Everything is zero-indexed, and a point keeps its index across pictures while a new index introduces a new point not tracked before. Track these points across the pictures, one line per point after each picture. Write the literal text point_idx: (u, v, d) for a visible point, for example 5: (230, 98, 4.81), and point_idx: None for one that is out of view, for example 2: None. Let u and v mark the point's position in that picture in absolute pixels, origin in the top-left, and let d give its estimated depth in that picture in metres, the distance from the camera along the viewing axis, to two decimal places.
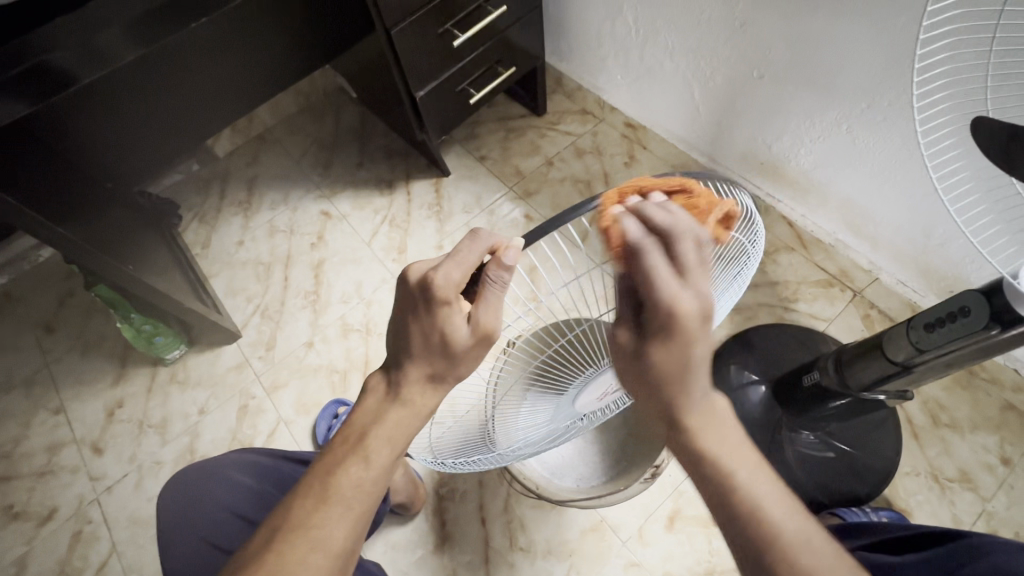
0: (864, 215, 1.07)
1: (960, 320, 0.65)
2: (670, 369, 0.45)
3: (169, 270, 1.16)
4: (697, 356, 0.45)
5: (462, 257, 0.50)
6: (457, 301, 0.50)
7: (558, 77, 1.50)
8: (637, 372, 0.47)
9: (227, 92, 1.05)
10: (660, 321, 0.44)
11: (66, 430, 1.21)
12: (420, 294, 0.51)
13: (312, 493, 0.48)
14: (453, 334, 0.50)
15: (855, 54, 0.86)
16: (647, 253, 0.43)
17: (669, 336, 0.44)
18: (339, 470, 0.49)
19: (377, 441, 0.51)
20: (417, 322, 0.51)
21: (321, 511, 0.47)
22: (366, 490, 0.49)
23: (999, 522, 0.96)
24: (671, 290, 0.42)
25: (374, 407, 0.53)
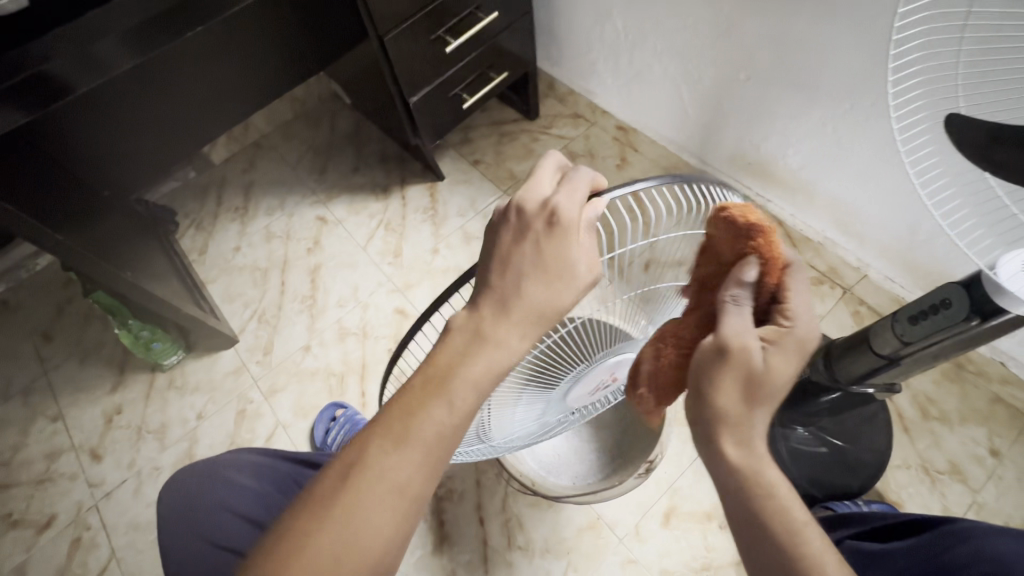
0: (851, 213, 1.09)
1: (941, 312, 0.67)
2: (778, 385, 0.46)
3: (166, 277, 1.17)
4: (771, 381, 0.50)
5: (579, 189, 0.46)
6: (575, 239, 0.46)
7: (550, 81, 1.52)
8: (751, 388, 0.45)
9: (222, 99, 1.06)
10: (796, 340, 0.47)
11: (64, 437, 1.22)
12: (540, 216, 0.47)
13: (364, 473, 0.44)
14: (571, 265, 0.47)
15: (837, 56, 0.88)
16: (797, 272, 0.49)
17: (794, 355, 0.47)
18: (394, 452, 0.45)
19: (440, 416, 0.46)
20: (527, 253, 0.47)
21: (371, 491, 0.43)
22: (419, 475, 0.45)
23: (989, 513, 0.98)
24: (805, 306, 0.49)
25: (460, 347, 0.48)
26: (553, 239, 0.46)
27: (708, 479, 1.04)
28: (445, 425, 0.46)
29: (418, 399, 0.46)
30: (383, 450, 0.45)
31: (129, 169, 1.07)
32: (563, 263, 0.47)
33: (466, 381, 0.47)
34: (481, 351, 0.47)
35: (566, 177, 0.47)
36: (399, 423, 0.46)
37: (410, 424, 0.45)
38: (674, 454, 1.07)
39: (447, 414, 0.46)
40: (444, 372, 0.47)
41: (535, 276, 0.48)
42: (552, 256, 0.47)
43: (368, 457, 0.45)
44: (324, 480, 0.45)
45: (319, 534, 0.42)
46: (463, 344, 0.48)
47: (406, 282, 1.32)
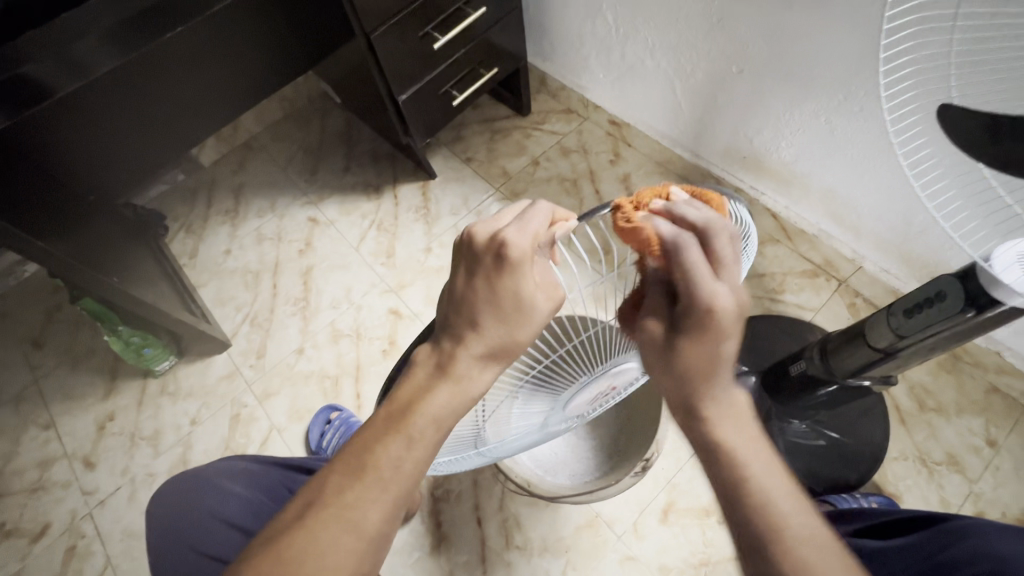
0: (845, 206, 1.08)
1: (937, 305, 0.66)
2: (699, 364, 0.46)
3: (155, 282, 1.15)
4: (728, 348, 0.46)
5: (532, 219, 0.50)
6: (527, 266, 0.49)
7: (542, 77, 1.50)
8: (670, 368, 0.47)
9: (207, 100, 1.04)
10: (700, 316, 0.45)
11: (56, 445, 1.21)
12: (488, 251, 0.49)
13: (325, 509, 0.43)
14: (525, 299, 0.49)
15: (830, 49, 0.87)
16: (687, 246, 0.45)
17: (703, 332, 0.45)
18: (354, 487, 0.44)
19: (399, 452, 0.46)
20: (481, 282, 0.50)
21: (326, 528, 0.42)
22: (378, 513, 0.44)
23: (986, 504, 0.98)
24: (708, 279, 0.45)
25: (423, 381, 0.50)
26: (502, 273, 0.49)
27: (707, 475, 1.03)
28: (405, 462, 0.46)
29: (383, 431, 0.47)
30: (345, 485, 0.44)
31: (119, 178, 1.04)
32: (515, 294, 0.49)
33: (426, 414, 0.48)
34: (444, 383, 0.49)
35: (523, 214, 0.51)
36: (363, 459, 0.46)
37: (377, 461, 0.45)
38: (671, 451, 1.06)
39: (410, 448, 0.46)
40: (408, 404, 0.49)
41: (489, 308, 0.50)
42: (503, 291, 0.49)
43: (328, 494, 0.44)
44: (288, 515, 0.44)
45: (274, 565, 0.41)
46: (427, 377, 0.50)
47: (399, 282, 1.31)
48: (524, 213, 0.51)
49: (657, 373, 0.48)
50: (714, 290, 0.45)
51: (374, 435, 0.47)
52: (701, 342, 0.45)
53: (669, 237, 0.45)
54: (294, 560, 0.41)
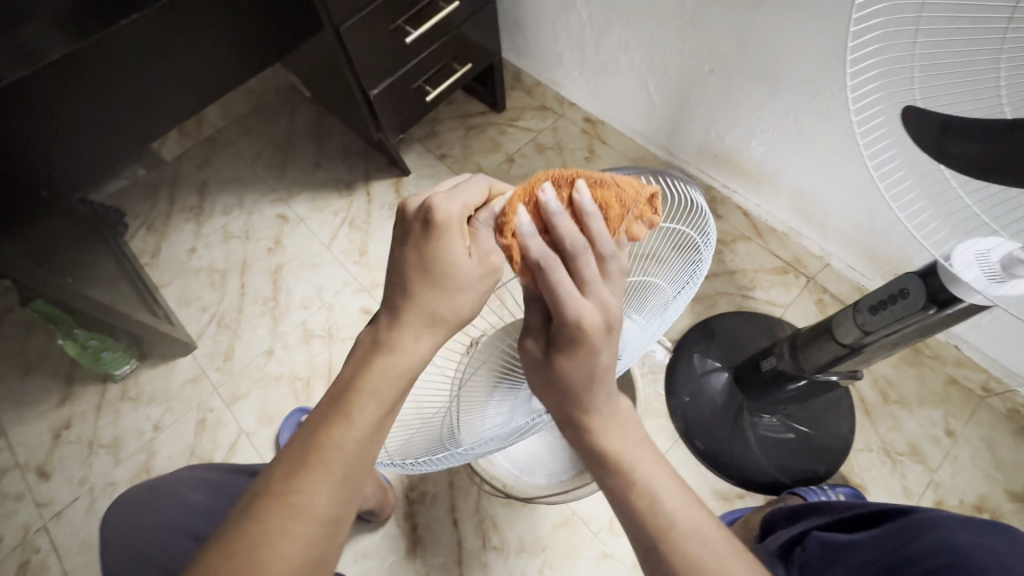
0: (814, 204, 1.11)
1: (900, 302, 0.68)
2: (577, 377, 0.48)
3: (113, 282, 1.10)
4: (603, 363, 0.48)
5: (463, 191, 0.50)
6: (455, 232, 0.49)
7: (516, 73, 1.49)
8: (547, 382, 0.50)
9: (169, 94, 1.00)
10: (568, 334, 0.46)
11: (7, 455, 1.15)
12: (416, 217, 0.49)
13: (271, 499, 0.42)
14: (453, 262, 0.48)
15: (800, 48, 0.88)
16: (551, 266, 0.45)
17: (574, 350, 0.47)
18: (299, 474, 0.43)
19: (342, 433, 0.44)
20: (411, 249, 0.49)
21: (274, 519, 0.41)
22: (327, 498, 0.42)
23: (946, 492, 1.02)
24: (574, 298, 0.45)
25: (360, 356, 0.49)
26: (430, 237, 0.48)
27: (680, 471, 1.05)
28: (349, 442, 0.44)
29: (326, 416, 0.45)
30: (291, 472, 0.43)
31: (79, 173, 1.00)
32: (442, 258, 0.48)
33: (368, 392, 0.46)
34: (398, 373, 0.47)
35: (458, 186, 0.51)
36: (309, 444, 0.44)
37: (322, 444, 0.44)
38: None
39: (353, 427, 0.45)
40: (347, 384, 0.47)
41: (419, 274, 0.49)
42: (432, 256, 0.48)
43: (273, 484, 0.43)
44: (235, 512, 0.42)
45: (222, 563, 0.39)
46: (366, 352, 0.49)
47: (372, 281, 1.28)
48: (459, 185, 0.51)
49: (540, 389, 0.51)
50: (579, 306, 0.45)
51: (318, 419, 0.46)
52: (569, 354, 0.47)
53: (534, 255, 0.45)
54: (248, 555, 0.39)
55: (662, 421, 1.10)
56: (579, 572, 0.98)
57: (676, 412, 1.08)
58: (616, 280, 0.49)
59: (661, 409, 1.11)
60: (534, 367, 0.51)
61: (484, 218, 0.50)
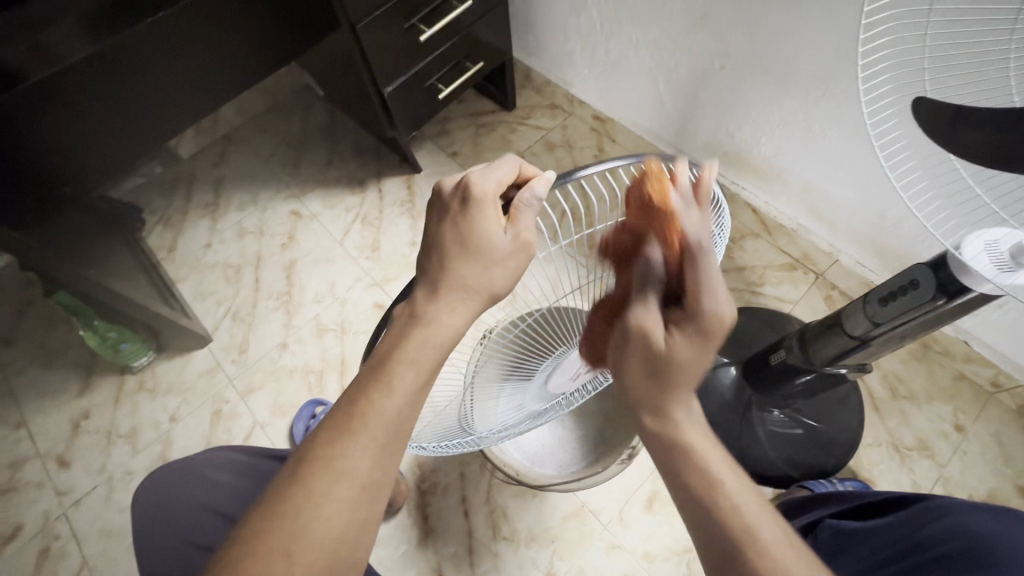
0: (823, 201, 1.12)
1: (910, 293, 0.69)
2: (692, 364, 0.47)
3: (133, 276, 1.13)
4: (714, 353, 0.48)
5: (496, 170, 0.53)
6: (490, 208, 0.51)
7: (527, 72, 1.50)
8: (651, 361, 0.47)
9: (188, 91, 1.02)
10: (704, 318, 0.47)
11: (29, 445, 1.17)
12: (453, 196, 0.52)
13: (313, 464, 0.43)
14: (487, 236, 0.50)
15: (809, 46, 0.89)
16: (707, 252, 0.47)
17: (703, 337, 0.47)
18: (339, 440, 0.44)
19: (383, 401, 0.46)
20: (449, 225, 0.51)
21: (317, 482, 0.43)
22: (367, 463, 0.44)
23: (955, 486, 1.02)
24: (715, 286, 0.47)
25: (397, 330, 0.50)
26: (467, 212, 0.51)
27: None
28: (388, 410, 0.46)
29: (365, 383, 0.47)
30: (332, 438, 0.44)
31: (98, 167, 1.01)
32: (478, 232, 0.51)
33: (406, 362, 0.48)
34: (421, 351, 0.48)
35: (491, 166, 0.54)
36: (349, 412, 0.46)
37: (363, 411, 0.45)
38: None
39: (392, 395, 0.46)
40: (385, 354, 0.48)
41: (456, 249, 0.51)
42: (468, 230, 0.51)
43: (316, 449, 0.44)
44: (279, 477, 0.44)
45: (269, 523, 0.41)
46: (402, 326, 0.50)
47: (385, 277, 1.30)
48: (493, 165, 0.54)
49: (642, 367, 0.47)
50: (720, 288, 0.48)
51: (356, 388, 0.47)
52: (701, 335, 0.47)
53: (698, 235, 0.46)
54: (294, 515, 0.41)
55: None
56: (589, 563, 0.99)
57: None
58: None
59: None
60: (643, 354, 0.47)
61: (524, 195, 0.52)
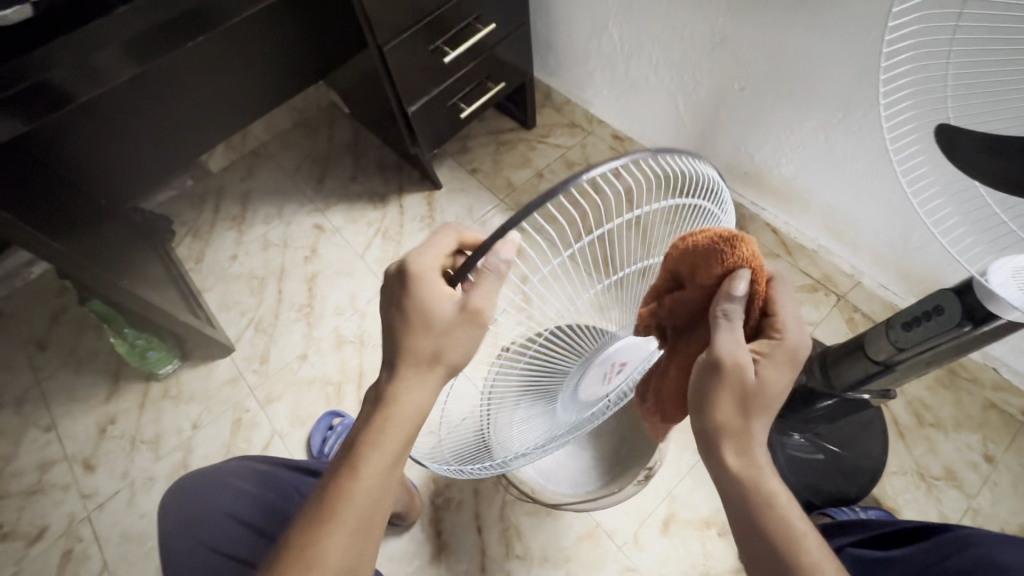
0: (845, 222, 1.10)
1: (935, 318, 0.67)
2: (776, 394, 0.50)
3: (163, 285, 1.16)
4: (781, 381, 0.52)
5: (433, 245, 0.50)
6: (432, 283, 0.48)
7: (547, 91, 1.53)
8: (747, 395, 0.48)
9: (217, 106, 1.07)
10: (786, 347, 0.49)
11: (57, 447, 1.20)
12: (396, 277, 0.51)
13: (289, 553, 0.49)
14: (436, 312, 0.48)
15: (831, 67, 0.89)
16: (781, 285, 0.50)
17: (784, 368, 0.49)
18: (314, 528, 0.50)
19: (348, 488, 0.51)
20: (398, 306, 0.51)
21: (293, 571, 0.48)
22: (343, 548, 0.50)
23: (985, 518, 0.99)
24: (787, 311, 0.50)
25: (364, 417, 0.54)
26: (412, 290, 0.49)
27: (707, 487, 1.04)
28: (358, 498, 0.51)
29: (335, 474, 0.52)
30: (307, 528, 0.50)
31: (116, 178, 1.06)
32: (423, 308, 0.49)
33: (374, 448, 0.53)
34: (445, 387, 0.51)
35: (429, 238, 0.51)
36: (324, 502, 0.51)
37: (335, 501, 0.51)
38: (672, 461, 1.07)
39: (360, 485, 0.52)
40: (351, 444, 0.53)
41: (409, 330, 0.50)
42: (414, 308, 0.49)
43: (294, 540, 0.50)
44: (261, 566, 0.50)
45: None
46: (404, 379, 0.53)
47: None
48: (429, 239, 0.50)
49: (736, 411, 0.49)
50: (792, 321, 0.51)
51: (332, 477, 0.53)
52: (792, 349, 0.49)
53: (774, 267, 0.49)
54: None
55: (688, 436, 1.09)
56: None
57: None
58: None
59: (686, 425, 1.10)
60: (741, 391, 0.48)
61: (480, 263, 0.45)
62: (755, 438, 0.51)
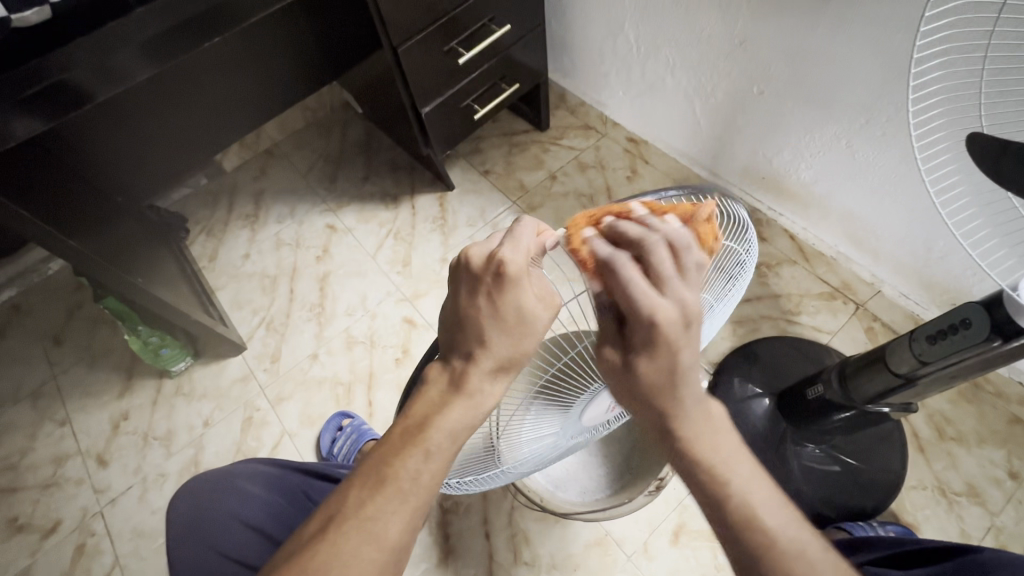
0: (865, 229, 1.08)
1: (961, 331, 0.65)
2: (663, 376, 0.46)
3: (177, 283, 1.16)
4: (685, 361, 0.46)
5: (522, 238, 0.51)
6: (524, 281, 0.50)
7: (561, 92, 1.52)
8: (628, 387, 0.48)
9: (234, 107, 1.08)
10: (644, 331, 0.45)
11: (71, 442, 1.22)
12: (485, 270, 0.51)
13: (345, 523, 0.45)
14: (527, 308, 0.51)
15: (854, 71, 0.87)
16: (619, 266, 0.44)
17: (652, 353, 0.45)
18: (374, 500, 0.46)
19: (417, 465, 0.47)
20: (484, 301, 0.51)
21: (349, 542, 0.44)
22: (397, 526, 0.45)
23: (1009, 538, 0.95)
24: (634, 293, 0.44)
25: (437, 398, 0.51)
26: (502, 289, 0.50)
27: None
28: (422, 474, 0.47)
29: (401, 445, 0.49)
30: (365, 498, 0.46)
31: (136, 173, 1.06)
32: (514, 304, 0.50)
33: (438, 427, 0.50)
34: (459, 398, 0.51)
35: (511, 231, 0.52)
36: (378, 475, 0.47)
37: (389, 475, 0.47)
38: None
39: (426, 461, 0.48)
40: (422, 420, 0.50)
41: (494, 325, 0.51)
42: (504, 307, 0.50)
43: (347, 511, 0.45)
44: (298, 539, 0.45)
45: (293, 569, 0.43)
46: (441, 396, 0.51)
47: (415, 291, 1.32)
48: (512, 232, 0.52)
49: (626, 395, 0.49)
50: (655, 301, 0.44)
51: (389, 449, 0.49)
52: (655, 327, 0.44)
53: (603, 253, 0.45)
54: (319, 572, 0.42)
55: None
56: None
57: None
58: (695, 281, 0.46)
59: None
60: (619, 378, 0.48)
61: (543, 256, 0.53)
62: (676, 413, 0.47)
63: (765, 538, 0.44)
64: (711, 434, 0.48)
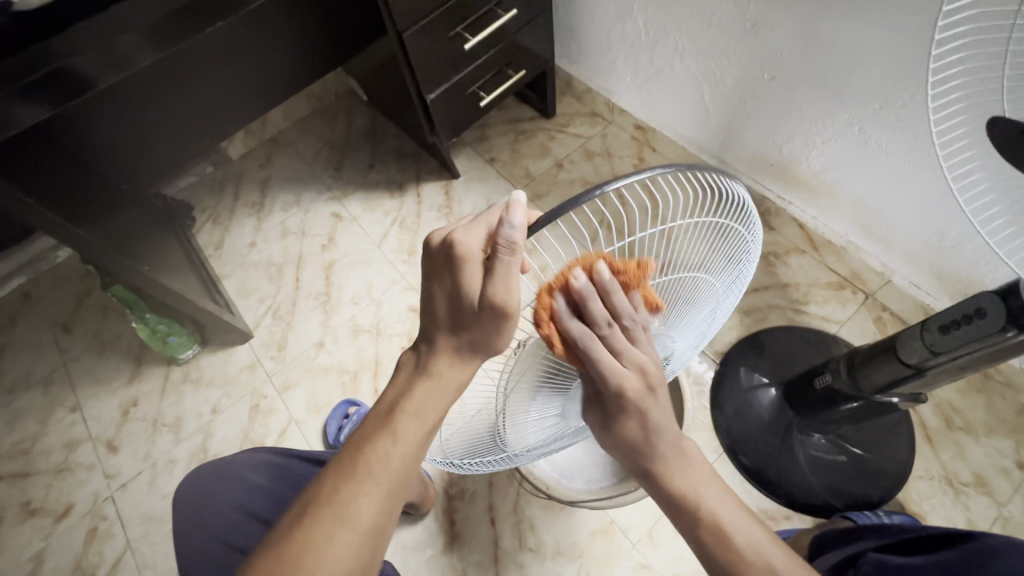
0: (876, 216, 1.06)
1: (975, 322, 0.64)
2: (635, 435, 0.56)
3: (183, 271, 1.16)
4: (653, 419, 0.55)
5: (483, 223, 0.50)
6: (475, 268, 0.49)
7: (568, 79, 1.50)
8: (605, 439, 0.58)
9: (239, 93, 1.07)
10: (615, 399, 0.53)
11: (82, 428, 1.23)
12: (440, 252, 0.51)
13: (320, 508, 0.46)
14: (470, 296, 0.50)
15: (868, 54, 0.86)
16: (590, 348, 0.50)
17: (623, 413, 0.54)
18: (348, 484, 0.47)
19: (387, 447, 0.49)
20: (438, 283, 0.52)
21: (323, 526, 0.45)
22: (371, 508, 0.47)
23: (1015, 528, 0.95)
24: (608, 369, 0.51)
25: (404, 381, 0.54)
26: (452, 273, 0.50)
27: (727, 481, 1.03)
28: (393, 456, 0.49)
29: (373, 432, 0.51)
30: (340, 483, 0.48)
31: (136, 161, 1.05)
32: (459, 292, 0.50)
33: (413, 414, 0.51)
34: (423, 381, 0.53)
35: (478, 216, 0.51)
36: (354, 461, 0.49)
37: (368, 458, 0.49)
38: None
39: (397, 442, 0.50)
40: (401, 406, 0.52)
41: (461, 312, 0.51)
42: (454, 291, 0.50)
43: (323, 495, 0.47)
44: (281, 526, 0.47)
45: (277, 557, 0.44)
46: (407, 378, 0.54)
47: (420, 280, 1.31)
48: (478, 215, 0.50)
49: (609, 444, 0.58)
50: (622, 373, 0.51)
51: (366, 434, 0.51)
52: (622, 396, 0.52)
53: (575, 336, 0.49)
54: (298, 555, 0.44)
55: (706, 435, 1.06)
56: None
57: (721, 426, 1.04)
58: (643, 340, 0.53)
59: (706, 424, 1.07)
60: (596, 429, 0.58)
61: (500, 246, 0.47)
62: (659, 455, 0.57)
63: (733, 550, 0.53)
64: (683, 469, 0.57)
